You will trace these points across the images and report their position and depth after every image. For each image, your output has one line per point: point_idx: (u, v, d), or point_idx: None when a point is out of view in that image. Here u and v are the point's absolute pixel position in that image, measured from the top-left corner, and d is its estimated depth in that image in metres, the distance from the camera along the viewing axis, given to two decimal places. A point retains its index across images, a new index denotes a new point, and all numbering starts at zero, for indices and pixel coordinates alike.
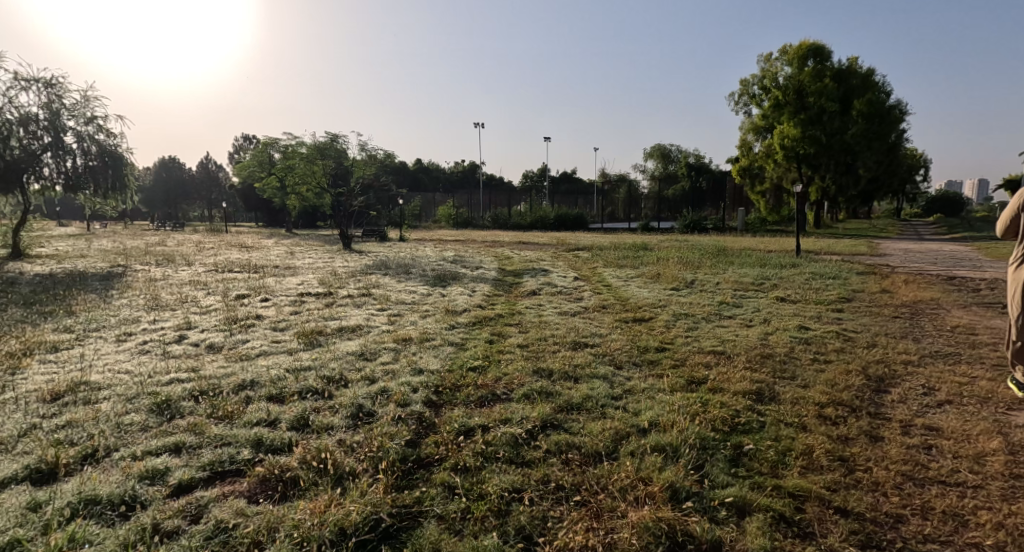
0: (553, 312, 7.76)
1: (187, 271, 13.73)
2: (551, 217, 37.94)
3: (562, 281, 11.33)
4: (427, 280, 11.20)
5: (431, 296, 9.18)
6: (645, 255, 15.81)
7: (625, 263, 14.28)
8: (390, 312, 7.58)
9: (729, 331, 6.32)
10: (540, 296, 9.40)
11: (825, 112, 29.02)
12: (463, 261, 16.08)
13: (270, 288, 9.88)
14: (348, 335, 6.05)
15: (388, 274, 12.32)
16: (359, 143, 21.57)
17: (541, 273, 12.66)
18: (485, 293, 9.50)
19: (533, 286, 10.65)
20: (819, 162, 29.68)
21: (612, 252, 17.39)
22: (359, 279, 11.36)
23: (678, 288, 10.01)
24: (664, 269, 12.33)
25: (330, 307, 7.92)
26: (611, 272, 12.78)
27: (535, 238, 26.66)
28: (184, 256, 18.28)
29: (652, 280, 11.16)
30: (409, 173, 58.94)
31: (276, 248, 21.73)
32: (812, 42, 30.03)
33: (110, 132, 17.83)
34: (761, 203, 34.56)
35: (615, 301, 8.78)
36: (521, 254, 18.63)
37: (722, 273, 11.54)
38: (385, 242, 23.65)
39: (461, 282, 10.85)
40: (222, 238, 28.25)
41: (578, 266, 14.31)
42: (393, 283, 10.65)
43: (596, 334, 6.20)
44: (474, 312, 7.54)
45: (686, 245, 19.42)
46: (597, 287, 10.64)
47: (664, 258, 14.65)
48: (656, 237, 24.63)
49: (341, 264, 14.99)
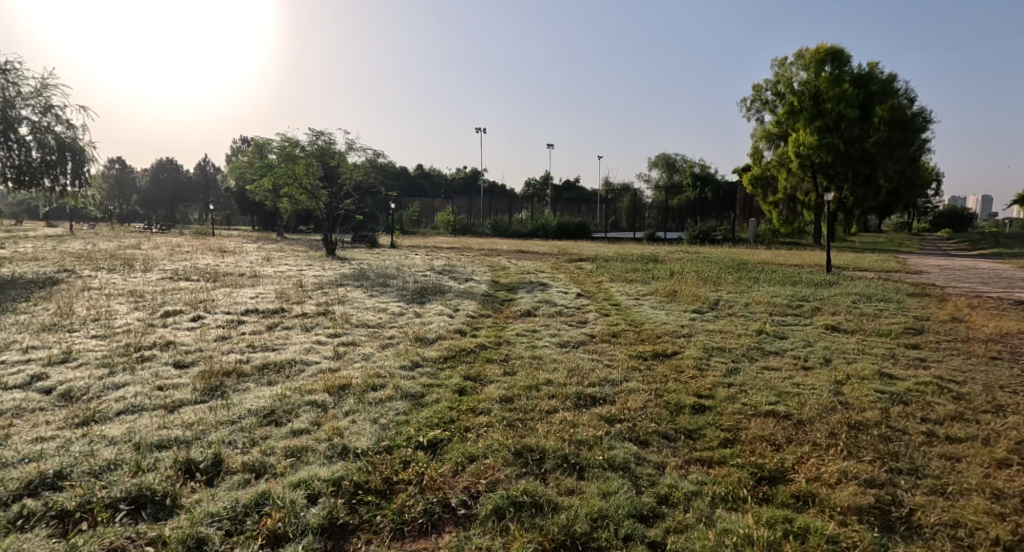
0: (550, 343, 6.16)
1: (139, 279, 12.18)
2: (552, 225, 36.50)
3: (562, 299, 9.75)
4: (404, 294, 9.63)
5: (403, 316, 7.61)
6: (659, 269, 14.20)
7: (635, 278, 12.70)
8: (344, 340, 6.01)
9: (785, 378, 4.66)
10: (535, 319, 7.83)
11: (844, 119, 27.67)
12: (454, 271, 14.57)
13: (213, 304, 8.33)
14: (267, 377, 4.47)
15: (362, 286, 10.76)
16: (347, 141, 20.13)
17: (540, 288, 11.10)
18: (469, 314, 7.93)
19: (527, 304, 9.07)
20: (837, 172, 28.24)
21: (619, 265, 15.83)
22: (326, 292, 9.82)
23: (700, 310, 8.42)
24: (681, 286, 10.73)
25: (271, 331, 6.36)
26: (620, 289, 11.21)
27: (535, 247, 25.23)
28: (150, 262, 16.76)
29: (667, 299, 9.58)
30: (409, 178, 57.57)
31: (257, 253, 20.27)
32: (829, 46, 28.78)
33: (69, 124, 16.78)
34: (773, 215, 33.10)
35: (627, 327, 7.16)
36: (519, 264, 17.10)
37: (749, 291, 9.95)
38: (374, 249, 22.19)
39: (442, 298, 9.25)
40: (205, 242, 26.75)
41: (580, 280, 12.79)
42: (363, 298, 9.08)
43: (606, 382, 4.57)
44: (448, 342, 5.94)
45: (699, 258, 17.86)
46: (603, 307, 9.05)
47: (679, 273, 13.05)
48: (664, 249, 23.14)
49: (317, 273, 13.47)
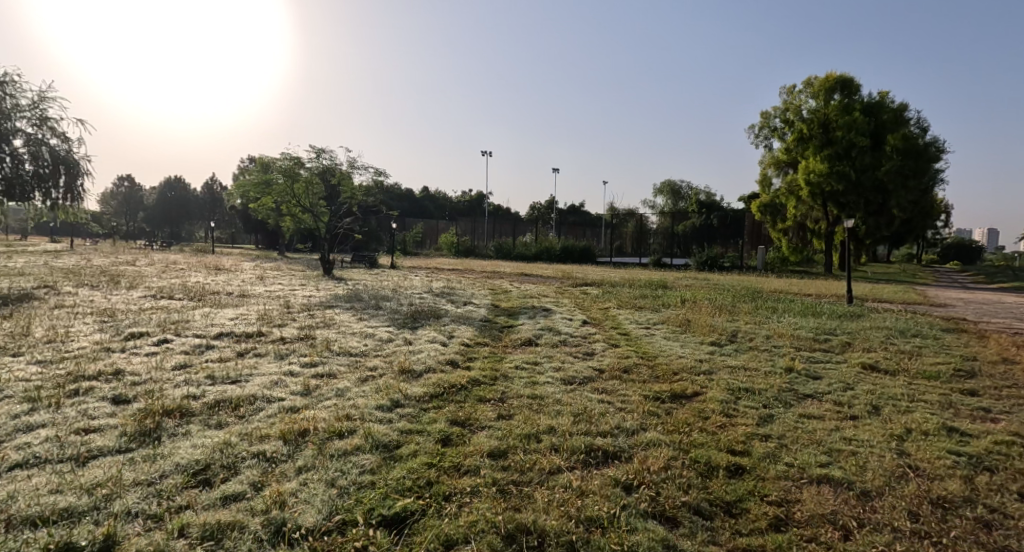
0: (552, 378, 5.43)
1: (120, 296, 11.53)
2: (556, 249, 35.92)
3: (567, 326, 9.05)
4: (396, 318, 8.94)
5: (390, 344, 6.91)
6: (669, 296, 13.49)
7: (644, 305, 12.00)
8: (319, 371, 5.31)
9: (831, 430, 3.93)
10: (536, 349, 7.12)
11: (855, 147, 27.17)
12: (453, 294, 13.94)
13: (187, 326, 7.66)
14: (216, 417, 3.77)
15: (352, 308, 10.09)
16: (348, 159, 19.71)
17: (543, 314, 10.41)
18: (464, 342, 7.23)
19: (527, 331, 8.36)
20: (848, 201, 27.57)
21: (626, 291, 15.14)
22: (313, 314, 9.16)
23: (718, 342, 7.69)
24: (694, 315, 10.01)
25: (240, 359, 5.66)
26: (629, 316, 10.48)
27: (538, 271, 24.59)
28: (140, 279, 16.16)
29: (680, 329, 8.86)
30: (413, 200, 57.34)
31: (252, 272, 19.67)
32: (838, 74, 28.52)
33: (64, 138, 16.39)
34: (782, 242, 32.49)
35: (639, 361, 6.43)
36: (522, 288, 16.43)
37: (767, 323, 9.21)
38: (374, 270, 21.58)
39: (436, 324, 8.56)
40: (203, 259, 26.21)
41: (586, 306, 12.09)
42: (351, 322, 8.40)
43: (620, 432, 3.84)
44: (438, 376, 5.24)
45: (709, 285, 17.16)
46: (611, 336, 8.33)
47: (690, 301, 12.34)
48: (672, 275, 22.46)
49: (309, 294, 12.83)
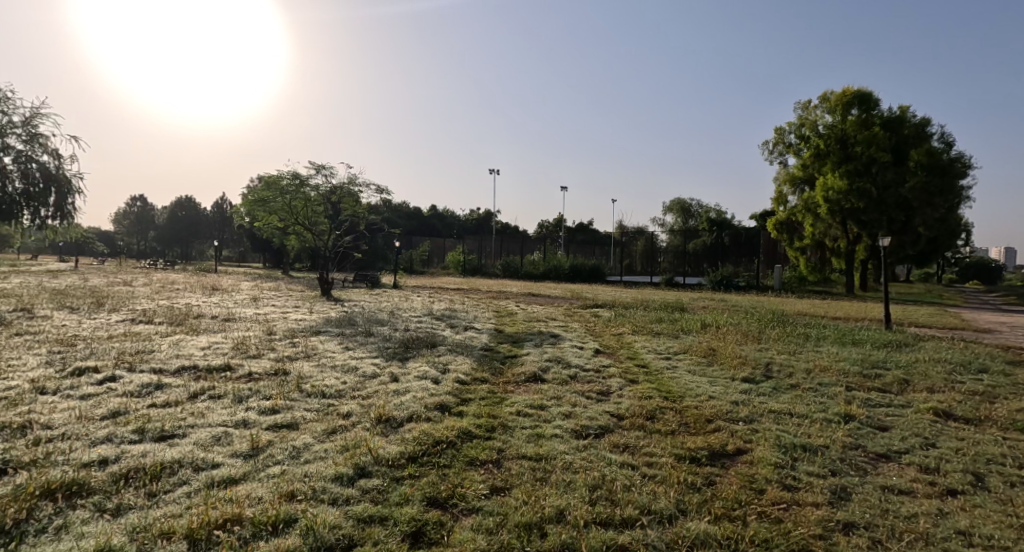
0: (562, 429, 4.50)
1: (96, 320, 10.71)
2: (565, 267, 35.02)
3: (578, 356, 8.10)
4: (387, 347, 8.03)
5: (374, 381, 6.00)
6: (687, 320, 12.52)
7: (661, 330, 11.03)
8: (279, 419, 4.40)
9: (936, 517, 2.98)
10: (544, 385, 6.20)
11: (876, 163, 26.26)
12: (455, 316, 13.02)
13: (149, 356, 6.78)
14: (119, 498, 2.85)
15: (341, 335, 9.20)
16: (349, 176, 19.04)
17: (551, 341, 9.47)
18: (461, 377, 6.33)
19: (533, 363, 7.41)
20: (871, 219, 26.52)
21: (639, 313, 14.17)
22: (296, 342, 8.28)
23: (751, 377, 6.74)
24: (719, 344, 9.03)
25: (189, 403, 4.75)
26: (646, 344, 9.52)
27: (547, 290, 23.76)
28: (129, 300, 15.39)
29: (705, 361, 7.88)
30: (421, 218, 56.86)
31: (249, 292, 18.90)
32: (856, 88, 27.74)
33: (58, 155, 15.73)
34: (800, 260, 31.51)
35: (664, 404, 5.47)
36: (528, 309, 15.54)
37: (803, 353, 8.25)
38: (375, 290, 20.82)
39: (430, 354, 7.64)
40: (202, 279, 25.51)
41: (598, 330, 11.18)
42: (335, 353, 7.49)
43: (654, 519, 2.91)
44: (423, 428, 4.32)
45: (727, 306, 16.22)
46: (627, 370, 7.37)
47: (711, 326, 11.36)
48: (687, 295, 21.50)
49: (300, 317, 11.97)
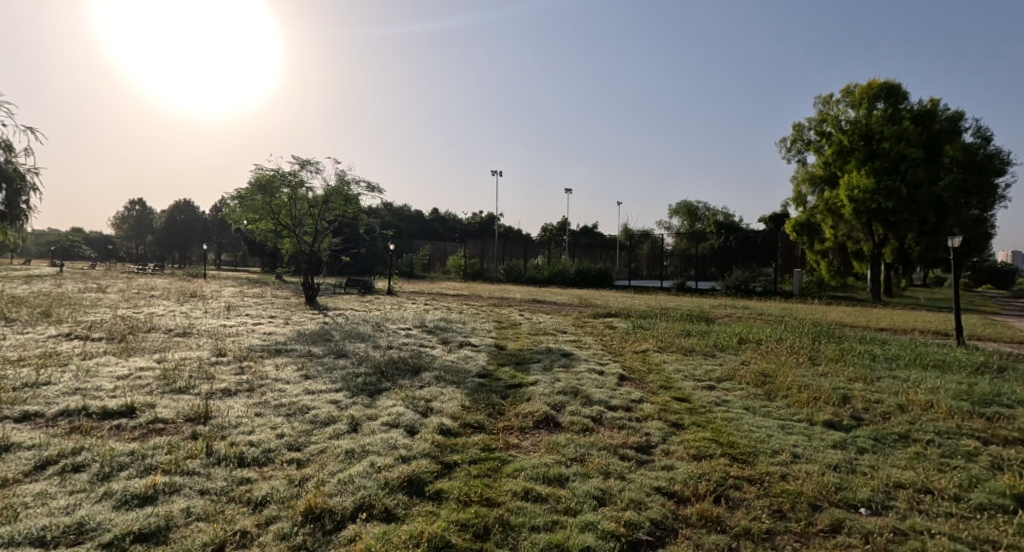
0: (598, 539, 2.82)
1: (24, 335, 9.04)
2: (570, 272, 33.35)
3: (599, 385, 6.42)
4: (358, 376, 6.36)
5: (323, 434, 4.31)
6: (719, 333, 10.83)
7: (692, 347, 9.36)
8: (140, 523, 2.71)
9: None
10: (561, 436, 4.54)
11: (905, 160, 24.98)
12: (450, 329, 11.36)
13: (32, 392, 5.08)
14: None
15: (308, 356, 7.53)
16: (337, 173, 17.39)
17: (563, 362, 7.79)
18: (448, 423, 4.67)
19: (543, 398, 5.73)
20: (901, 220, 25.25)
21: (660, 325, 12.52)
22: (245, 367, 6.60)
23: (837, 419, 5.06)
24: (770, 367, 7.35)
25: (16, 486, 3.06)
26: (680, 366, 7.84)
27: (553, 296, 22.16)
28: (88, 308, 13.74)
29: (762, 393, 6.20)
30: (422, 222, 55.41)
31: (228, 300, 17.28)
32: (881, 81, 26.43)
33: (8, 146, 14.09)
34: (821, 264, 29.93)
35: (738, 471, 3.79)
36: (533, 319, 13.89)
37: (882, 382, 6.55)
38: (367, 297, 19.22)
39: (410, 386, 5.95)
40: (184, 284, 23.88)
41: (617, 347, 9.53)
42: (288, 384, 5.80)
43: None
44: (372, 541, 2.64)
45: (754, 317, 14.56)
46: (666, 407, 5.67)
47: (750, 340, 9.68)
48: (704, 303, 19.89)
49: (269, 332, 10.29)
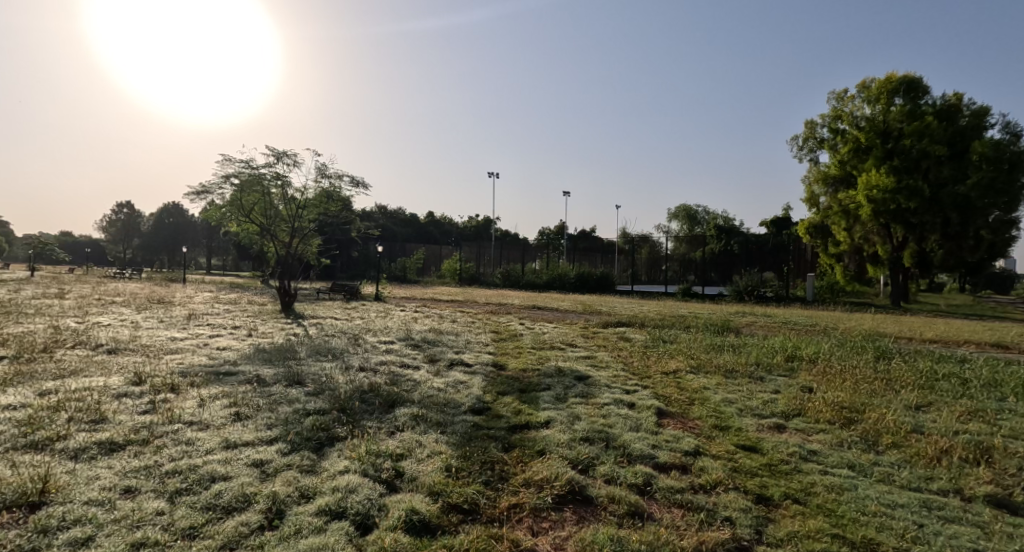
0: None
1: None
2: (569, 276, 31.69)
3: (634, 428, 4.77)
4: (308, 415, 4.67)
5: (217, 539, 2.62)
6: (756, 349, 9.20)
7: (732, 367, 7.74)
8: None
9: None
10: (600, 535, 2.87)
11: (929, 157, 23.76)
12: (439, 343, 9.68)
13: None
14: None
15: (253, 384, 5.84)
16: (318, 165, 15.75)
17: (580, 391, 6.16)
18: (422, 512, 3.00)
19: (562, 454, 4.08)
20: (923, 221, 24.25)
21: (683, 337, 10.90)
22: (158, 402, 4.90)
23: (1000, 491, 3.43)
24: (847, 397, 5.73)
25: None
26: (727, 395, 6.20)
27: (554, 303, 20.57)
28: (26, 316, 12.01)
29: (858, 438, 4.56)
30: (417, 226, 53.89)
31: (195, 307, 15.53)
32: (901, 74, 25.16)
33: None
34: (836, 269, 28.78)
35: None
36: (537, 330, 12.24)
37: (1009, 420, 4.94)
38: (352, 304, 17.57)
39: (377, 434, 4.28)
40: (155, 290, 22.07)
41: (641, 367, 7.90)
42: (202, 432, 4.10)
43: None
44: None
45: (783, 328, 12.99)
46: (736, 464, 4.01)
47: (800, 359, 8.06)
48: (719, 310, 18.35)
49: (223, 348, 8.58)
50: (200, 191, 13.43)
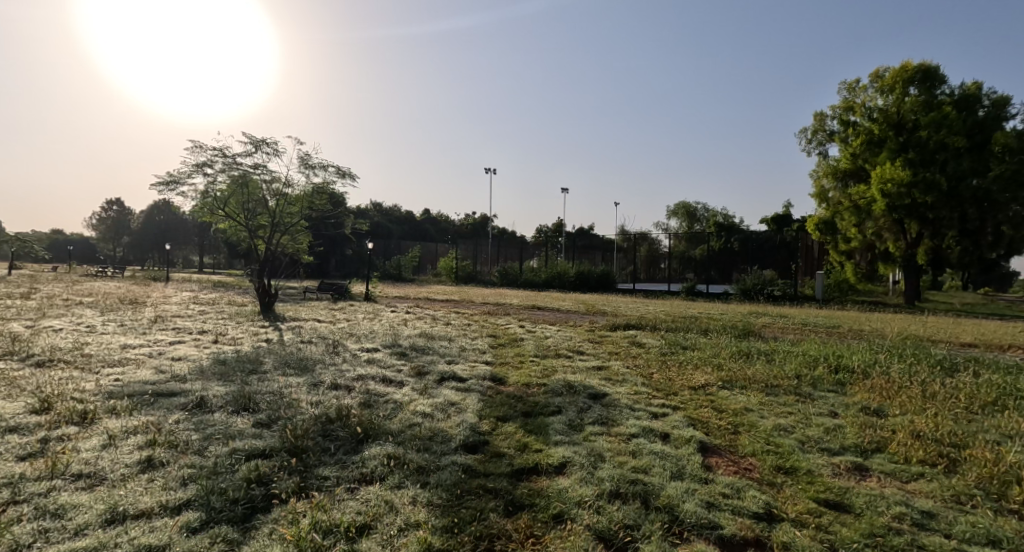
0: None
1: None
2: (570, 274, 30.50)
3: (677, 476, 3.63)
4: (246, 460, 3.51)
5: None
6: (790, 358, 8.07)
7: (771, 381, 6.62)
8: None
9: None
10: None
11: (946, 149, 22.97)
12: (429, 351, 8.49)
13: None
14: None
15: (190, 409, 4.66)
16: (300, 155, 14.58)
17: (597, 417, 5.02)
18: None
19: (588, 524, 2.94)
20: (940, 216, 23.48)
21: (703, 342, 9.79)
22: (49, 441, 3.70)
23: None
24: (931, 423, 4.64)
25: None
26: (777, 420, 5.07)
27: (555, 303, 19.43)
28: None
29: (974, 491, 3.45)
30: (412, 223, 52.61)
31: (167, 309, 14.29)
32: (916, 63, 24.16)
33: None
34: (847, 267, 27.56)
35: None
36: (539, 334, 11.09)
37: None
38: (338, 304, 16.36)
39: (332, 494, 3.13)
40: (130, 289, 20.75)
41: (664, 381, 6.77)
42: (84, 493, 2.91)
43: None
44: None
45: (808, 331, 11.87)
46: (830, 537, 2.90)
47: (847, 372, 6.95)
48: (731, 311, 17.20)
49: (177, 358, 7.38)
50: (170, 180, 12.20)
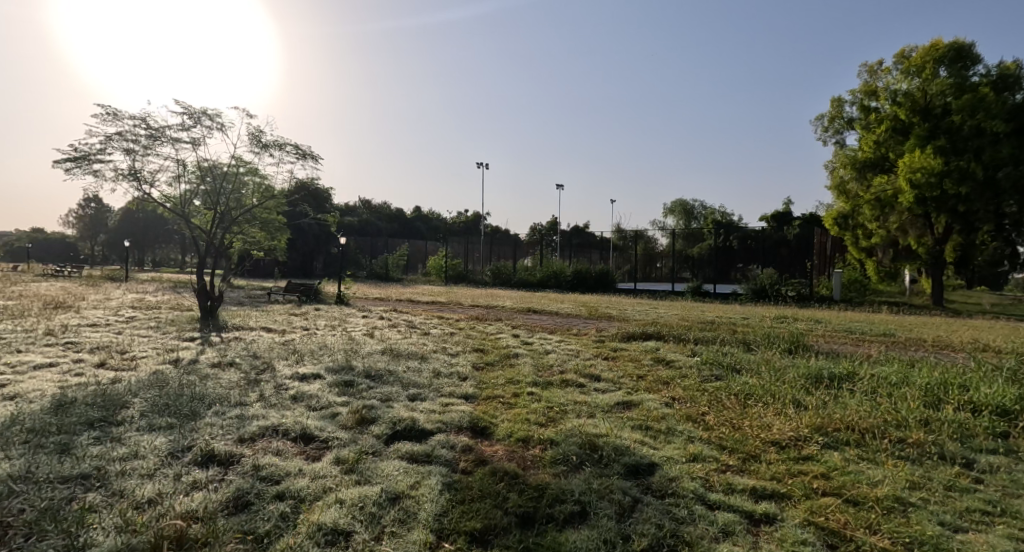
0: None
1: None
2: (567, 273, 28.21)
3: None
4: None
5: None
6: (889, 387, 5.77)
7: (895, 435, 4.31)
8: None
9: None
10: None
11: (985, 135, 20.75)
12: (387, 380, 6.12)
13: None
14: None
15: None
16: (250, 132, 12.23)
17: (656, 538, 2.71)
18: None
19: None
20: (973, 210, 21.32)
21: (749, 360, 7.50)
22: None
23: None
24: None
25: None
26: (983, 539, 2.78)
27: (552, 305, 17.14)
28: None
29: None
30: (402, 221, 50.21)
31: (87, 315, 11.84)
32: (947, 41, 22.03)
33: None
34: (866, 265, 25.39)
35: None
36: (535, 347, 8.80)
37: None
38: (300, 308, 13.99)
39: None
40: (69, 291, 18.13)
41: (730, 433, 4.47)
42: None
43: None
44: None
45: (865, 342, 9.64)
46: None
47: (999, 420, 4.65)
48: (752, 314, 14.97)
49: (9, 395, 5.03)
50: (81, 157, 9.84)
